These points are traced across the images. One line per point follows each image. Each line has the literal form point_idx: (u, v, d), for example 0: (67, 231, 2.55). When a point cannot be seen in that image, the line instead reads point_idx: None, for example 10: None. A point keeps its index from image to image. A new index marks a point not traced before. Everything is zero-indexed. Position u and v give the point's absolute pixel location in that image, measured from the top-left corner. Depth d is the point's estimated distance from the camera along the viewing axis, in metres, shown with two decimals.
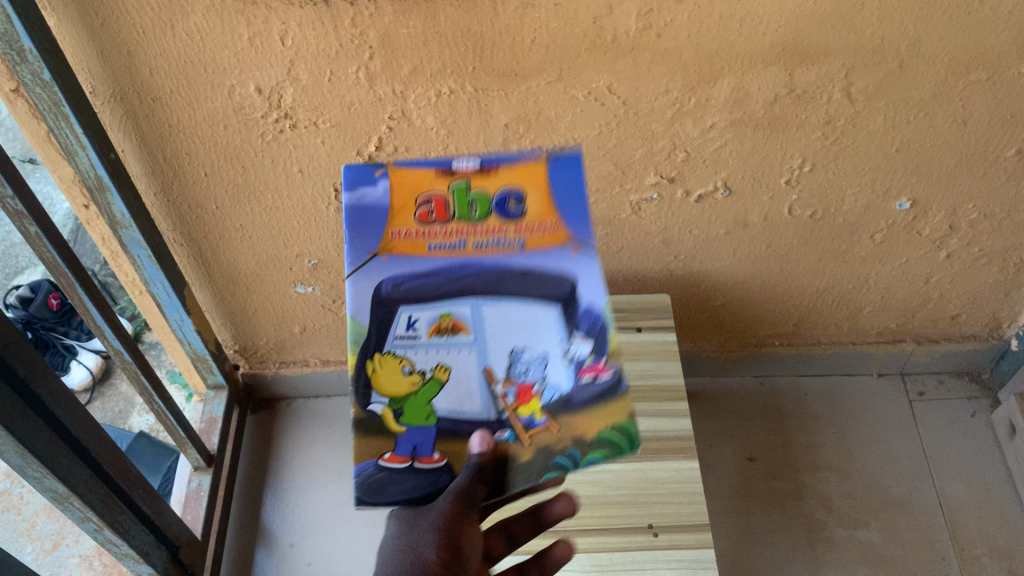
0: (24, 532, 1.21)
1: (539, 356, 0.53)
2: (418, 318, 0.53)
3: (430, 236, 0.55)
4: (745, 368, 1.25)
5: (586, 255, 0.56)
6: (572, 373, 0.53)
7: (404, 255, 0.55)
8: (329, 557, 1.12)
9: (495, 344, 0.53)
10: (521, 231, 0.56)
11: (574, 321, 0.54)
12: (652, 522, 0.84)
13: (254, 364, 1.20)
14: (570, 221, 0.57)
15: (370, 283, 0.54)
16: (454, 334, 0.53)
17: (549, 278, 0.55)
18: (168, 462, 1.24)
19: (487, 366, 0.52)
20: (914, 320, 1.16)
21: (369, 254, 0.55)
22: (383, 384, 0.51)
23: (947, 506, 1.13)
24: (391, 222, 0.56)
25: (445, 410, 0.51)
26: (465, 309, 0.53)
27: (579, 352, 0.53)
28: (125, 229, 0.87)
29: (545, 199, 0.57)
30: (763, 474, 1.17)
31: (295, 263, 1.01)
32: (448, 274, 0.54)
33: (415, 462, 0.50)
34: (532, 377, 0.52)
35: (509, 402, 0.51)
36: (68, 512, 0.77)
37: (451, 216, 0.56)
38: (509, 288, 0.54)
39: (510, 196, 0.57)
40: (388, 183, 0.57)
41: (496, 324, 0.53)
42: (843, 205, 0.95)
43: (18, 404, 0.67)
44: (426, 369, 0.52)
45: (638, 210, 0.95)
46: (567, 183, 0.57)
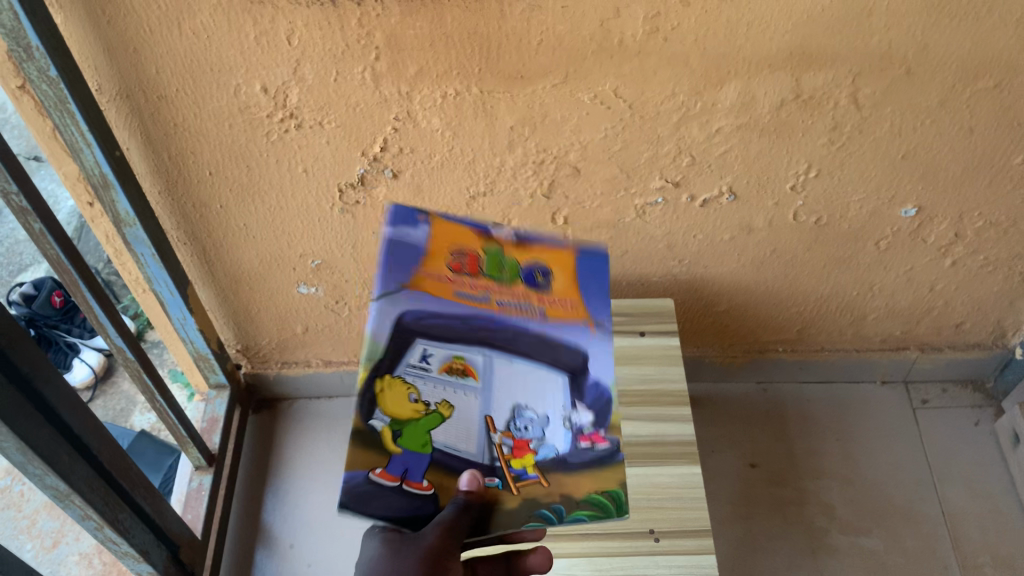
0: (24, 529, 1.21)
1: (541, 416, 0.65)
2: (432, 354, 0.64)
3: (457, 284, 0.67)
4: (748, 374, 1.25)
5: (601, 337, 0.70)
6: (571, 438, 0.65)
7: (432, 294, 0.66)
8: (329, 558, 1.12)
9: (500, 396, 0.64)
10: (543, 301, 0.69)
11: (580, 392, 0.67)
12: (653, 527, 0.84)
13: (256, 365, 1.20)
14: (585, 304, 0.71)
15: (396, 311, 0.65)
16: (464, 378, 0.64)
17: (559, 349, 0.68)
18: (169, 461, 1.24)
19: (490, 415, 0.63)
20: (918, 328, 1.15)
21: (397, 286, 0.66)
22: (386, 403, 0.61)
23: (950, 515, 1.12)
24: (426, 264, 0.67)
25: (442, 443, 0.61)
26: (479, 358, 0.65)
27: (579, 421, 0.66)
28: (129, 228, 0.87)
29: (568, 281, 0.72)
30: (764, 480, 1.17)
31: (298, 263, 1.01)
32: (467, 325, 0.66)
33: (403, 483, 0.58)
34: (531, 433, 0.63)
35: (504, 453, 0.62)
36: (69, 510, 0.77)
37: (481, 274, 0.68)
38: (523, 350, 0.67)
39: (537, 271, 0.71)
40: (428, 229, 0.69)
41: (502, 381, 0.65)
42: (848, 211, 0.95)
43: (20, 401, 0.67)
44: (432, 402, 0.62)
45: (643, 214, 0.95)
46: (588, 272, 0.73)
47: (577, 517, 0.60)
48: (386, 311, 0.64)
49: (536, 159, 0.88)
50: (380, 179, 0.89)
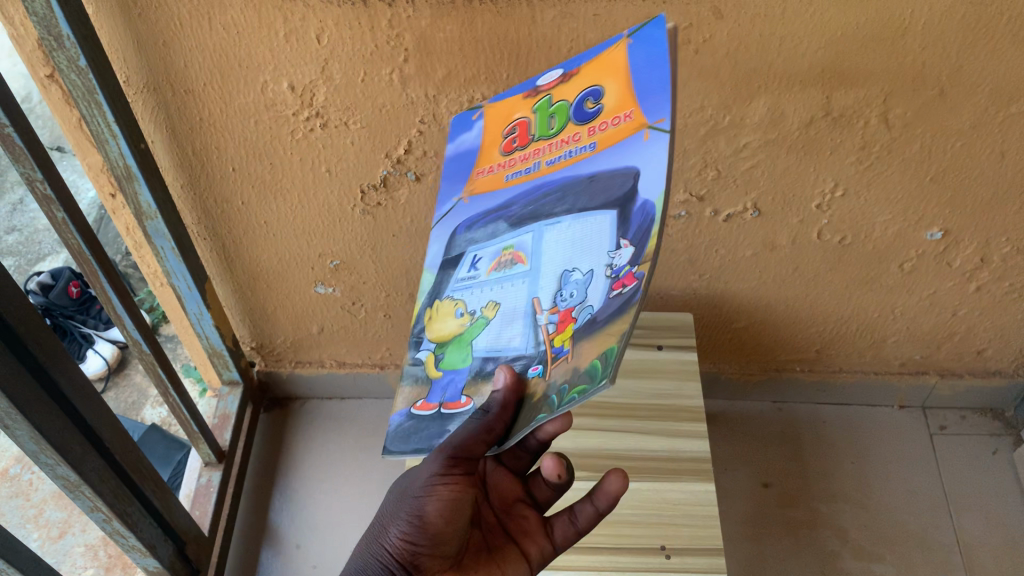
0: (32, 518, 1.21)
1: (586, 274, 0.49)
2: (482, 256, 0.57)
3: (511, 165, 0.58)
4: (764, 393, 1.24)
5: (654, 135, 0.48)
6: (606, 290, 0.46)
7: (485, 191, 0.59)
8: (335, 559, 1.10)
9: (548, 268, 0.52)
10: (594, 132, 0.53)
11: (627, 222, 0.47)
12: (664, 543, 0.82)
13: (270, 363, 1.20)
14: (643, 105, 0.49)
15: (453, 227, 0.60)
16: (513, 266, 0.54)
17: (612, 178, 0.50)
18: (179, 456, 1.24)
19: (536, 296, 0.51)
20: (938, 353, 1.14)
21: (456, 200, 0.61)
22: (436, 332, 0.58)
23: (965, 543, 1.10)
24: (481, 162, 0.60)
25: (481, 350, 0.54)
26: (528, 236, 0.54)
27: (619, 262, 0.46)
28: (150, 221, 0.87)
29: (618, 86, 0.52)
30: (777, 500, 1.16)
31: (317, 263, 1.01)
32: (516, 205, 0.56)
33: (442, 406, 0.55)
34: (573, 301, 0.48)
35: (549, 333, 0.49)
36: (77, 501, 0.76)
37: (533, 138, 0.57)
38: (575, 200, 0.52)
39: (589, 97, 0.54)
40: (484, 123, 0.61)
41: (556, 246, 0.52)
42: (873, 232, 0.94)
43: (35, 389, 0.66)
44: (476, 310, 0.56)
45: (666, 227, 0.94)
46: (641, 59, 0.50)
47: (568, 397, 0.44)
48: (445, 228, 0.61)
49: None
50: (402, 181, 0.89)
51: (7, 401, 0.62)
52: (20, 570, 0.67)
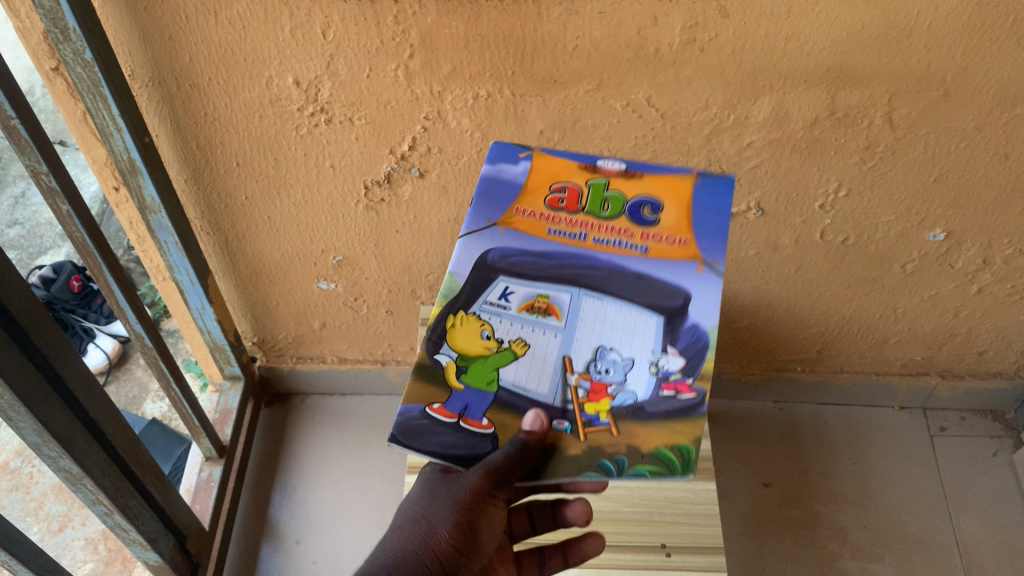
0: (32, 512, 1.21)
1: (625, 360, 0.53)
2: (514, 292, 0.56)
3: (553, 221, 0.59)
4: (765, 393, 1.24)
5: (710, 275, 0.56)
6: (652, 385, 0.52)
7: (523, 232, 0.59)
8: (335, 556, 1.10)
9: (583, 336, 0.54)
10: (647, 238, 0.58)
11: (676, 335, 0.54)
12: (664, 541, 0.82)
13: (272, 358, 1.20)
14: (701, 241, 0.57)
15: (480, 246, 0.58)
16: (546, 317, 0.55)
17: (662, 289, 0.56)
18: (179, 451, 1.24)
19: (568, 355, 0.54)
20: (940, 354, 1.14)
21: (488, 222, 0.59)
22: (456, 339, 0.54)
23: (964, 545, 1.10)
24: (520, 201, 0.60)
25: (509, 382, 0.52)
26: (566, 296, 0.56)
27: (666, 367, 0.53)
28: (154, 215, 0.87)
29: (680, 212, 0.59)
30: (777, 500, 1.16)
31: (320, 259, 1.01)
32: (556, 262, 0.57)
33: (461, 420, 0.51)
34: (610, 377, 0.53)
35: (578, 396, 0.52)
36: (80, 494, 0.76)
37: (581, 208, 0.59)
38: (615, 289, 0.56)
39: (647, 204, 0.59)
40: (529, 165, 0.62)
41: (593, 319, 0.55)
42: (875, 232, 0.94)
43: (39, 381, 0.66)
44: (505, 339, 0.54)
45: None
46: (708, 203, 0.59)
47: (637, 473, 0.49)
48: (473, 245, 0.58)
49: None
50: (406, 178, 0.89)
51: (10, 393, 0.62)
52: (21, 562, 0.67)
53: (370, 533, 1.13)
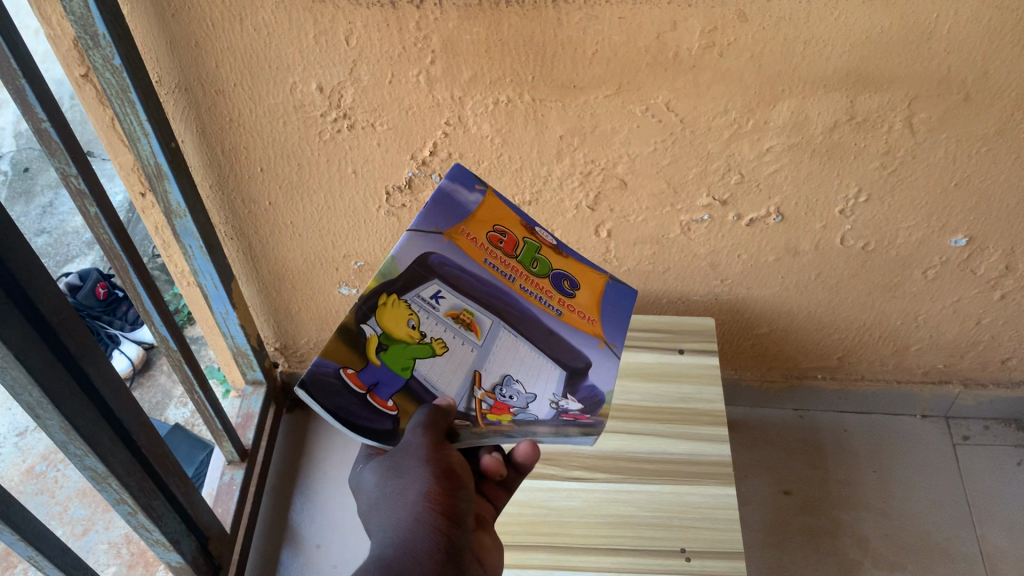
0: (56, 514, 1.23)
1: (527, 393, 0.59)
2: (444, 297, 0.59)
3: (489, 254, 0.62)
4: (784, 401, 1.23)
5: (607, 352, 0.63)
6: (554, 415, 0.57)
7: (462, 249, 0.60)
8: (354, 559, 1.11)
9: (489, 363, 0.59)
10: (560, 304, 0.63)
11: (574, 387, 0.60)
12: (684, 546, 0.81)
13: (294, 364, 1.22)
14: (609, 328, 0.64)
15: (423, 246, 0.59)
16: (467, 331, 0.59)
17: (567, 349, 0.62)
18: (201, 456, 1.25)
19: (477, 370, 0.58)
20: (962, 362, 1.13)
21: (436, 229, 0.60)
22: (385, 317, 0.57)
23: (988, 555, 1.09)
24: (467, 222, 0.61)
25: (422, 373, 0.57)
26: (487, 321, 0.60)
27: (566, 406, 0.58)
28: (179, 219, 0.88)
29: (592, 297, 0.65)
30: (798, 508, 1.15)
31: (341, 264, 1.02)
32: (487, 290, 0.60)
33: (370, 394, 0.54)
34: (513, 402, 0.58)
35: (481, 407, 0.57)
36: (104, 493, 0.78)
37: (515, 256, 0.63)
38: (532, 336, 0.61)
39: (567, 280, 0.65)
40: (481, 197, 0.63)
41: (505, 348, 0.60)
42: (897, 238, 0.94)
43: (67, 380, 0.68)
44: (428, 335, 0.58)
45: (688, 230, 0.95)
46: (614, 303, 0.66)
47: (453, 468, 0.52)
48: (416, 242, 0.59)
49: (583, 170, 0.88)
50: (426, 183, 0.90)
51: (39, 390, 0.64)
52: (48, 559, 0.68)
53: None
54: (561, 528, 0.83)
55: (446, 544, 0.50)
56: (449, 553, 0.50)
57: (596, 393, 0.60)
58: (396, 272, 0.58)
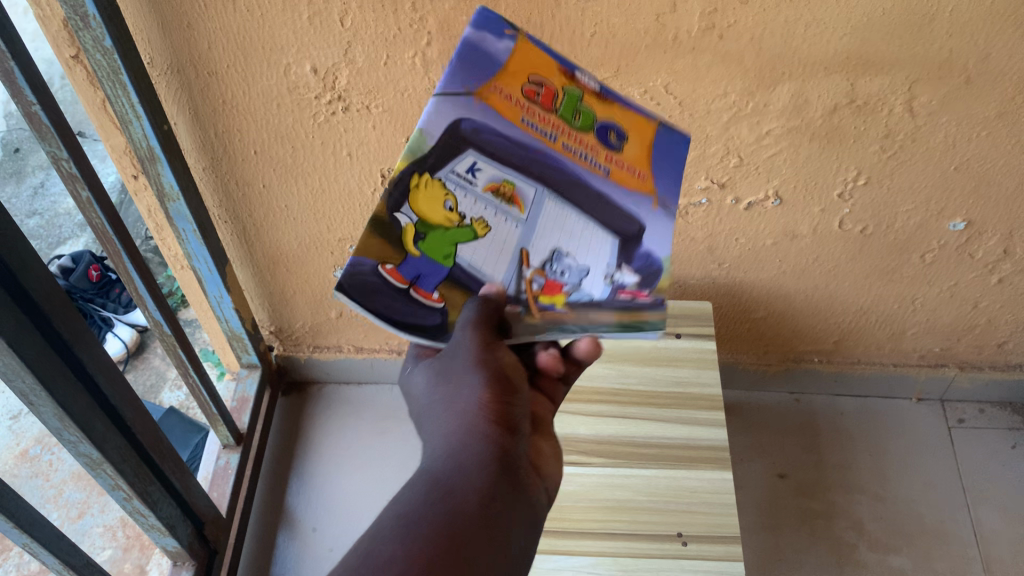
0: (52, 498, 1.22)
1: (579, 266, 0.56)
2: (481, 170, 0.54)
3: (528, 113, 0.53)
4: (781, 383, 1.23)
5: (662, 213, 0.56)
6: (609, 292, 0.56)
7: (498, 112, 0.52)
8: (351, 542, 1.11)
9: (539, 236, 0.55)
10: (610, 161, 0.56)
11: (629, 257, 0.56)
12: (681, 530, 0.82)
13: (289, 348, 1.21)
14: (664, 180, 0.57)
15: (453, 114, 0.52)
16: (509, 206, 0.55)
17: (618, 215, 0.56)
18: (196, 439, 1.25)
19: (525, 248, 0.55)
20: (959, 345, 1.13)
21: (464, 89, 0.52)
22: (419, 203, 0.52)
23: (982, 537, 1.10)
24: (500, 78, 0.53)
25: (467, 260, 0.55)
26: (531, 190, 0.55)
27: (621, 279, 0.56)
28: (173, 202, 0.87)
29: (643, 147, 0.57)
30: (793, 491, 1.15)
31: (336, 247, 1.01)
32: (527, 157, 0.54)
33: (413, 288, 0.53)
34: (565, 278, 0.56)
35: (532, 289, 0.55)
36: (99, 478, 0.77)
37: (556, 112, 0.54)
38: (577, 201, 0.56)
39: (614, 130, 0.56)
40: (512, 43, 0.53)
41: (553, 218, 0.56)
42: (895, 221, 0.93)
43: (60, 366, 0.67)
44: (468, 217, 0.54)
45: (686, 214, 0.94)
46: (668, 151, 0.57)
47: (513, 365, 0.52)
48: (444, 107, 0.52)
49: None
50: None
51: (32, 376, 0.63)
52: (43, 545, 0.68)
53: None
54: (558, 513, 0.83)
55: (498, 455, 0.49)
56: (501, 466, 0.48)
57: (652, 259, 0.56)
58: (424, 147, 0.52)
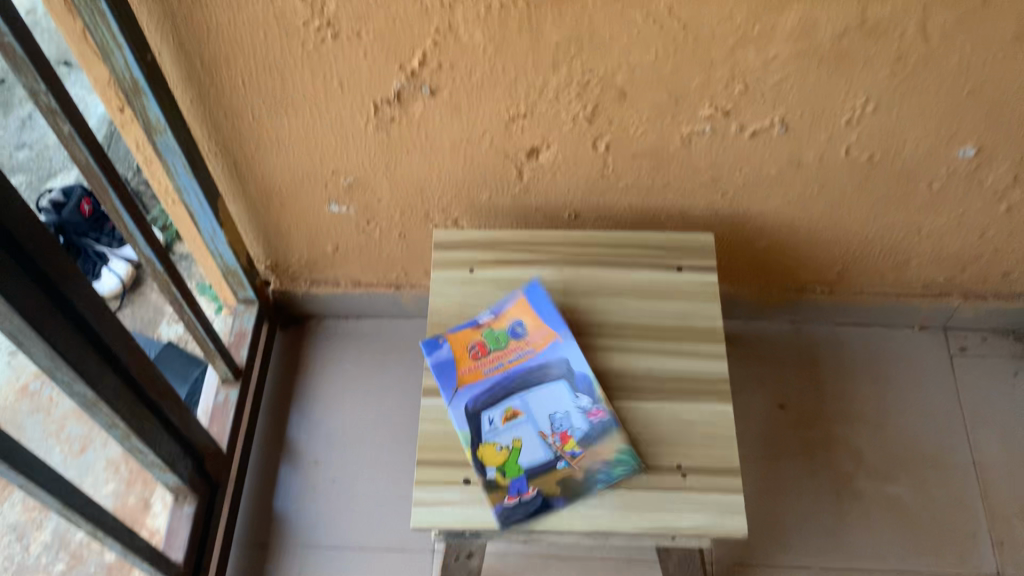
0: (53, 433, 1.21)
1: (565, 413, 0.82)
2: (494, 416, 0.82)
3: (483, 364, 0.85)
4: (782, 314, 1.22)
5: (566, 340, 0.87)
6: (585, 418, 0.82)
7: (470, 382, 0.84)
8: (353, 475, 1.12)
9: (539, 413, 0.82)
10: (529, 343, 0.87)
11: (578, 386, 0.84)
12: (680, 464, 0.81)
13: (286, 283, 1.19)
14: (552, 322, 0.88)
15: (461, 407, 0.82)
16: (516, 418, 0.81)
17: (552, 365, 0.85)
18: (196, 373, 1.24)
19: (539, 429, 0.81)
20: (963, 274, 1.12)
21: (449, 390, 0.84)
22: (488, 459, 0.79)
23: (980, 464, 1.11)
24: (458, 366, 0.85)
25: (527, 463, 0.79)
26: (518, 402, 0.83)
27: (586, 403, 0.83)
28: (160, 135, 0.86)
29: (534, 318, 0.89)
30: (793, 421, 1.16)
31: (330, 180, 0.99)
32: (501, 386, 0.84)
33: (522, 496, 0.77)
34: (566, 427, 0.81)
35: (557, 444, 0.80)
36: (96, 418, 0.77)
37: (489, 350, 0.87)
38: (536, 381, 0.84)
39: (516, 326, 0.89)
40: (448, 345, 0.87)
41: (540, 400, 0.83)
42: (903, 149, 0.91)
43: (48, 307, 0.66)
44: (507, 442, 0.80)
45: (689, 142, 0.91)
46: (543, 304, 0.90)
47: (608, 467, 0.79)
48: (459, 412, 0.82)
49: (580, 80, 0.84)
50: (417, 96, 0.86)
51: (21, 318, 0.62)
52: (41, 486, 0.68)
53: (385, 453, 1.14)
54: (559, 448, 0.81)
55: None
56: None
57: (586, 377, 0.85)
58: (461, 433, 0.81)
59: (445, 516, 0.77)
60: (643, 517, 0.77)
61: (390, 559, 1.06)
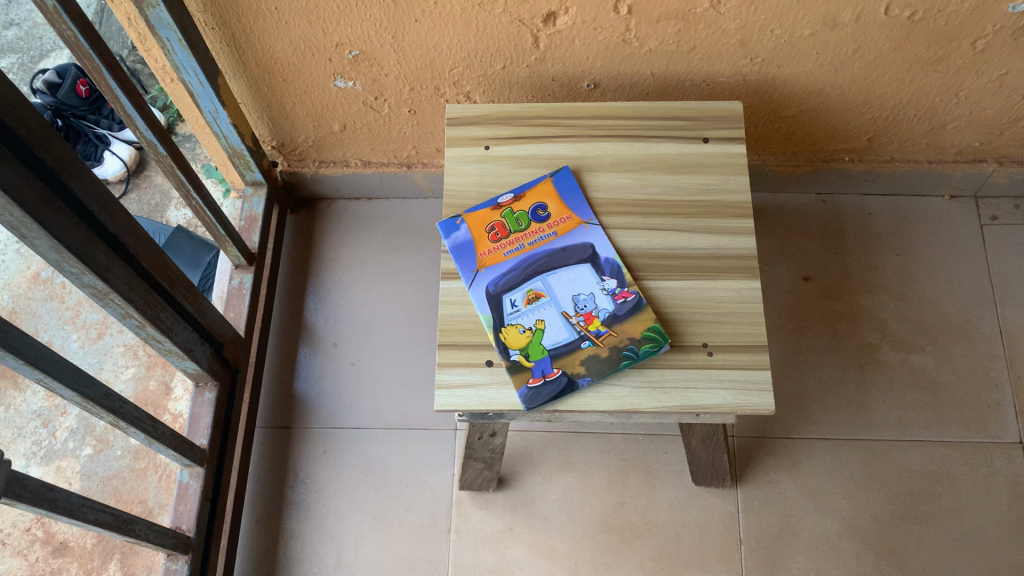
0: (69, 320, 1.20)
1: (589, 294, 0.80)
2: (515, 298, 0.80)
3: (503, 247, 0.83)
4: (809, 185, 1.18)
5: (593, 226, 0.84)
6: (610, 299, 0.80)
7: (492, 265, 0.82)
8: (373, 357, 1.12)
9: (562, 294, 0.80)
10: (552, 226, 0.84)
11: (602, 269, 0.82)
12: (706, 340, 0.78)
13: (293, 163, 1.16)
14: (579, 208, 0.86)
15: (482, 288, 0.81)
16: (539, 300, 0.80)
17: (576, 250, 0.83)
18: (208, 258, 1.22)
19: (562, 309, 0.79)
20: (1000, 139, 1.07)
21: (471, 272, 0.82)
22: (511, 342, 0.77)
23: (1006, 334, 1.09)
24: (478, 248, 0.83)
25: (551, 344, 0.77)
26: (540, 284, 0.81)
27: (610, 286, 0.81)
28: (152, 9, 0.80)
29: (558, 202, 0.86)
30: (817, 294, 1.14)
31: (335, 54, 0.93)
32: (522, 269, 0.82)
33: (547, 377, 0.75)
34: (590, 307, 0.79)
35: (581, 324, 0.78)
36: (109, 308, 0.75)
37: (510, 232, 0.84)
38: (559, 262, 0.82)
39: (538, 208, 0.86)
40: (466, 226, 0.85)
41: (563, 280, 0.81)
42: (947, 5, 0.84)
43: (47, 196, 0.63)
44: (531, 324, 0.78)
45: (717, 3, 0.85)
46: (568, 187, 0.87)
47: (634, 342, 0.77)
48: (479, 292, 0.80)
49: None
50: None
51: (20, 209, 0.59)
52: (58, 379, 0.67)
53: (404, 334, 1.13)
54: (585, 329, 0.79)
55: None
56: None
57: (612, 262, 0.82)
58: (483, 316, 0.79)
59: (468, 399, 0.76)
60: (668, 393, 0.75)
61: (413, 438, 1.07)
